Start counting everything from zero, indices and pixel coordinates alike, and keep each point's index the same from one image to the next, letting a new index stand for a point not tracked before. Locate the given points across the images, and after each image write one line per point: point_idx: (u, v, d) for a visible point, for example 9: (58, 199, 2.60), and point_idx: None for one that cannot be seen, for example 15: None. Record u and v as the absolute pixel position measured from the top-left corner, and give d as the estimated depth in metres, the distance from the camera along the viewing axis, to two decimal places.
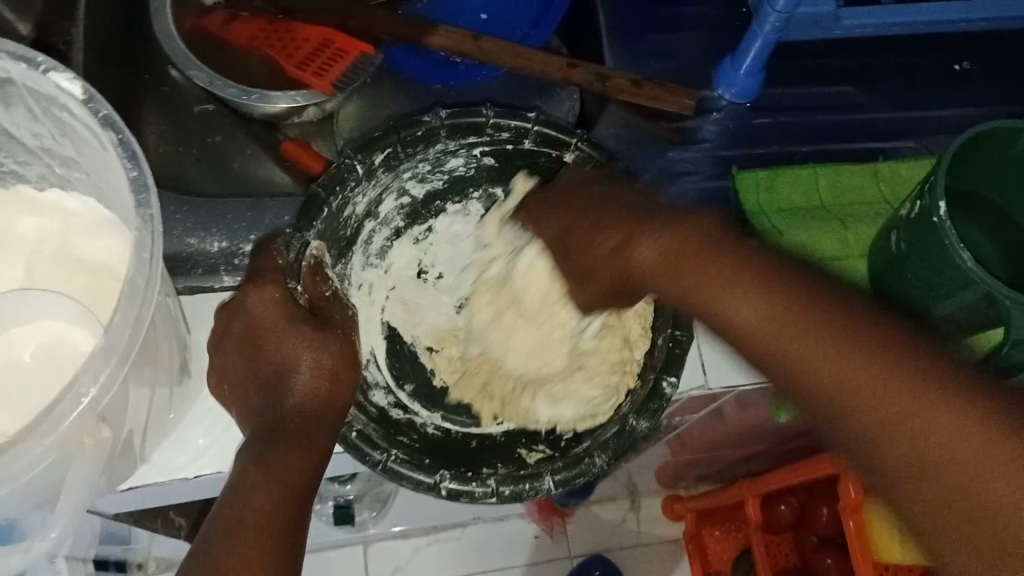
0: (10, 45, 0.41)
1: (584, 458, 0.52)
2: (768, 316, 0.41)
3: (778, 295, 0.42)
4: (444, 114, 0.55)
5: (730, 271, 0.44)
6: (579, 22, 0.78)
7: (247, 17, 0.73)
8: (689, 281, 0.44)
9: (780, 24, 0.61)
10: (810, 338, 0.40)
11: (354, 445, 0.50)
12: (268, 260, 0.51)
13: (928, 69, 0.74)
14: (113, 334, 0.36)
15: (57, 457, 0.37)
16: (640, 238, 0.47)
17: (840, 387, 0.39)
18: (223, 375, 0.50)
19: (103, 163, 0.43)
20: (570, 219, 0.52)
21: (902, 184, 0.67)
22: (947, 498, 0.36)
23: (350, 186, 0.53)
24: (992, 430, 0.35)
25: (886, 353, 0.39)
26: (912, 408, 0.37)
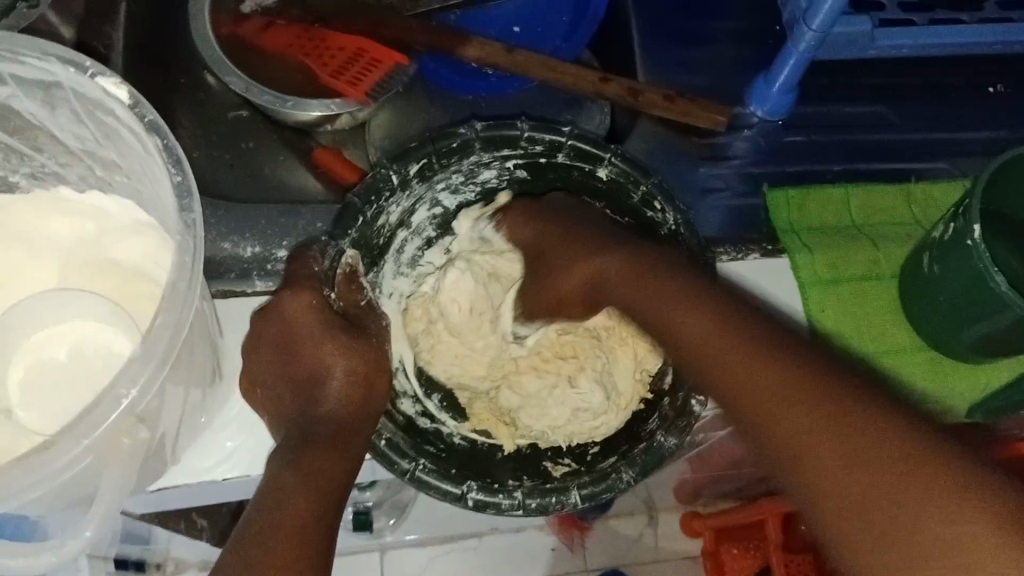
0: (59, 49, 0.42)
1: (611, 473, 0.52)
2: (719, 343, 0.48)
3: (723, 316, 0.49)
4: (479, 127, 0.55)
5: (687, 293, 0.51)
6: (610, 35, 0.78)
7: (282, 23, 0.74)
8: (636, 293, 0.53)
9: (814, 43, 0.61)
10: (741, 356, 0.47)
11: (382, 452, 0.50)
12: (304, 266, 0.53)
13: (960, 90, 0.74)
14: (152, 338, 0.37)
15: (94, 458, 0.38)
16: (595, 264, 0.56)
17: (762, 393, 0.45)
18: (254, 378, 0.52)
19: (146, 167, 0.44)
20: (540, 244, 0.59)
21: (935, 205, 0.67)
22: (842, 489, 0.41)
23: (385, 197, 0.54)
24: (856, 432, 0.42)
25: (799, 371, 0.45)
26: (813, 418, 0.43)
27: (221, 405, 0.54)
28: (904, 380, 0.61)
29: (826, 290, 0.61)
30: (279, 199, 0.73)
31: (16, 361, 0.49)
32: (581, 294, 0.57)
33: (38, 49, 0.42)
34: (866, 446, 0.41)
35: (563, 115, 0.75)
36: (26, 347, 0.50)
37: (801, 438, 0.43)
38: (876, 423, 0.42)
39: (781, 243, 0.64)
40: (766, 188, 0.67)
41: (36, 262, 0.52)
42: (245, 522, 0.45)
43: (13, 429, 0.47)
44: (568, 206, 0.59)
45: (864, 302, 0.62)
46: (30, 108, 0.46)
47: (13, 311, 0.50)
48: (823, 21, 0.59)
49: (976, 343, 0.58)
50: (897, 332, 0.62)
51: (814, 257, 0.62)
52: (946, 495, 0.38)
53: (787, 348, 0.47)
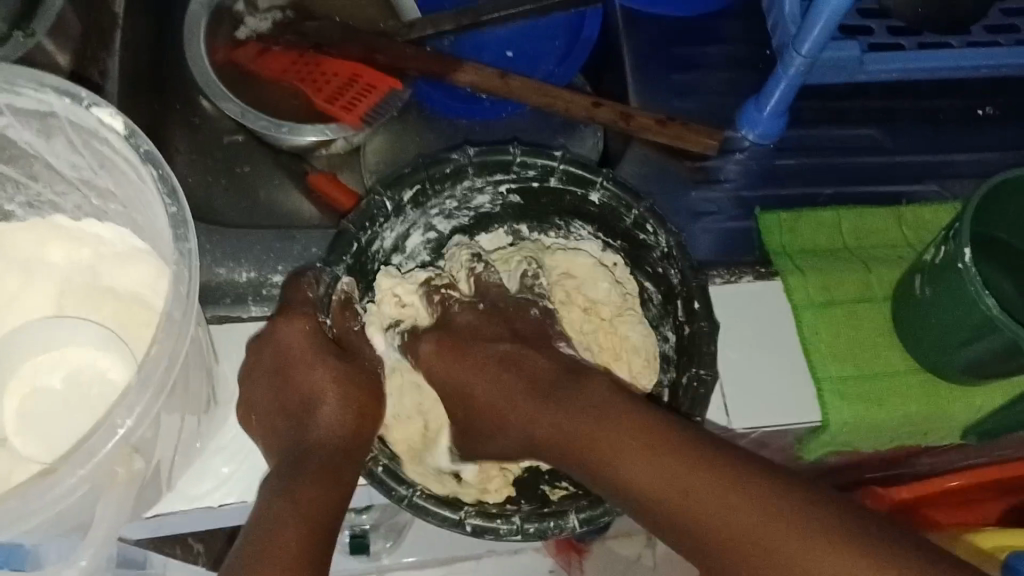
0: (55, 80, 0.43)
1: (608, 497, 0.51)
2: (663, 479, 0.46)
3: (652, 423, 0.48)
4: (473, 152, 0.56)
5: (613, 406, 0.50)
6: (603, 60, 0.79)
7: (278, 50, 0.75)
8: (590, 452, 0.49)
9: (804, 68, 0.62)
10: (675, 466, 0.46)
11: (380, 479, 0.49)
12: (299, 293, 0.53)
13: (949, 114, 0.75)
14: (149, 367, 0.37)
15: (90, 487, 0.38)
16: (536, 413, 0.52)
17: (694, 511, 0.45)
18: (251, 405, 0.53)
19: (141, 196, 0.44)
20: (468, 364, 0.56)
21: (927, 229, 0.68)
22: None
23: (380, 223, 0.54)
24: (819, 535, 0.42)
25: (722, 466, 0.46)
26: (762, 515, 0.43)
27: (215, 431, 0.54)
28: (899, 402, 0.60)
29: (817, 313, 0.62)
30: (275, 223, 0.73)
31: (11, 389, 0.50)
32: (498, 439, 0.54)
33: (35, 80, 0.43)
34: (801, 532, 0.42)
35: (556, 140, 0.76)
36: (21, 375, 0.50)
37: (736, 526, 0.44)
38: (786, 502, 0.44)
39: (774, 266, 0.64)
40: (758, 211, 0.68)
41: (33, 291, 0.52)
42: (234, 554, 0.45)
43: (8, 459, 0.48)
44: (468, 326, 0.57)
45: (856, 324, 0.62)
46: (26, 138, 0.47)
47: (10, 338, 0.51)
48: (813, 47, 0.59)
49: (967, 366, 0.58)
50: (891, 355, 0.62)
51: (805, 279, 0.63)
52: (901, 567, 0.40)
53: (691, 442, 0.47)
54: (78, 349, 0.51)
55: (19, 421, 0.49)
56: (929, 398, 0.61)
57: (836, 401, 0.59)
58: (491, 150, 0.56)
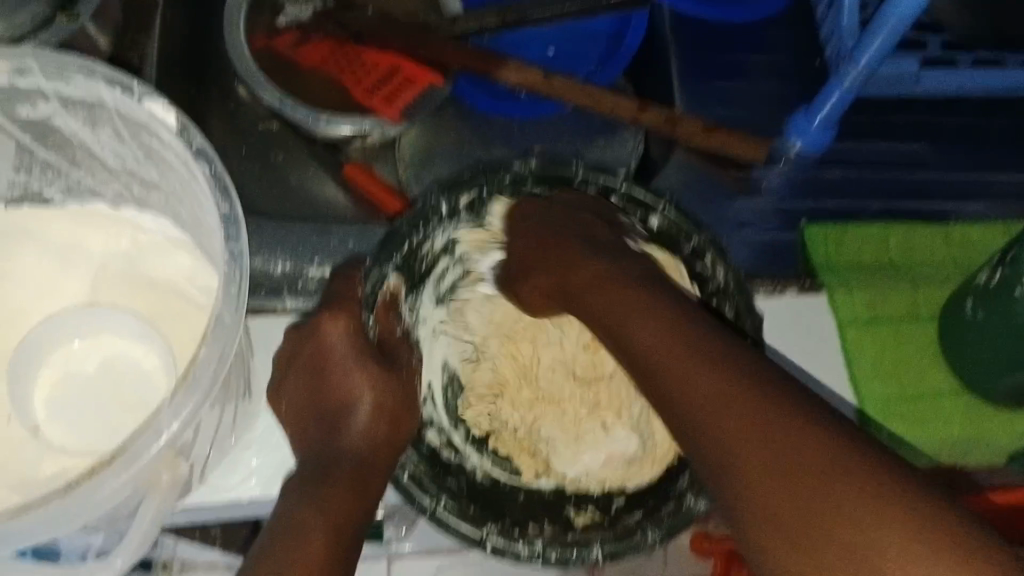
0: (106, 69, 0.43)
1: (636, 531, 0.50)
2: (703, 373, 0.45)
3: (675, 317, 0.49)
4: (534, 164, 0.55)
5: (645, 302, 0.51)
6: (646, 63, 0.77)
7: (316, 39, 0.73)
8: (620, 313, 0.52)
9: (860, 80, 0.60)
10: (705, 368, 0.46)
11: (405, 487, 0.49)
12: (347, 288, 0.53)
13: (999, 132, 0.73)
14: (198, 370, 0.38)
15: (134, 491, 0.38)
16: (603, 281, 0.55)
17: (705, 401, 0.45)
18: (280, 394, 0.53)
19: (188, 187, 0.44)
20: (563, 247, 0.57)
21: (975, 248, 0.66)
22: (773, 493, 0.40)
23: (432, 225, 0.54)
24: (795, 434, 0.40)
25: (753, 384, 0.44)
26: (738, 424, 0.42)
27: (247, 426, 0.53)
28: (939, 424, 0.59)
29: (862, 331, 0.60)
30: (309, 214, 0.72)
31: (45, 377, 0.49)
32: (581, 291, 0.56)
33: (86, 68, 0.43)
34: (796, 444, 0.40)
35: (596, 142, 0.74)
36: (53, 360, 0.49)
37: (754, 428, 0.42)
38: (783, 416, 0.41)
39: (820, 280, 0.62)
40: (803, 223, 0.66)
41: (67, 279, 0.51)
42: (258, 542, 0.45)
43: (38, 449, 0.47)
44: (561, 217, 0.58)
45: (902, 346, 0.61)
46: (72, 125, 0.46)
47: (46, 324, 0.50)
48: (871, 60, 0.58)
49: (1016, 392, 0.56)
50: (935, 378, 0.60)
51: (851, 295, 0.61)
52: (838, 476, 0.38)
53: (725, 346, 0.46)
54: (113, 337, 0.49)
55: (48, 410, 0.48)
56: (971, 424, 0.59)
57: (878, 422, 0.58)
58: (556, 161, 0.56)
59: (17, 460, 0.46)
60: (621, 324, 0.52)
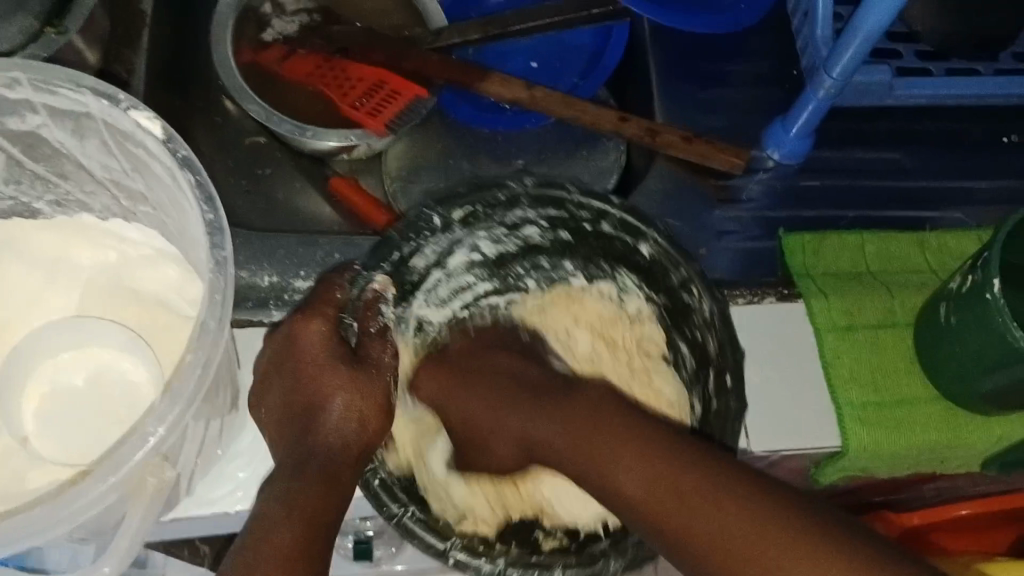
0: (93, 81, 0.44)
1: (599, 559, 0.51)
2: (611, 458, 0.50)
3: (571, 408, 0.54)
4: (529, 184, 0.56)
5: (543, 405, 0.55)
6: (628, 74, 0.78)
7: (303, 52, 0.75)
8: (548, 444, 0.54)
9: (835, 90, 0.62)
10: (615, 447, 0.50)
11: (375, 492, 0.51)
12: (328, 290, 0.53)
13: (974, 140, 0.74)
14: (183, 377, 0.38)
15: (121, 495, 0.39)
16: (541, 430, 0.55)
17: (626, 488, 0.49)
18: (259, 394, 0.53)
19: (174, 198, 0.45)
20: (463, 376, 0.60)
21: (951, 256, 0.67)
22: (720, 548, 0.45)
23: (425, 237, 0.55)
24: (707, 487, 0.46)
25: (657, 450, 0.49)
26: (663, 491, 0.47)
27: (234, 434, 0.54)
28: (919, 430, 0.60)
29: (840, 337, 0.61)
30: (297, 227, 0.73)
31: (32, 390, 0.49)
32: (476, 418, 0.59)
33: (74, 81, 0.44)
34: (714, 492, 0.46)
35: (578, 153, 0.75)
36: (42, 373, 0.50)
37: (676, 491, 0.47)
38: (696, 476, 0.47)
39: (797, 287, 0.64)
40: (782, 231, 0.67)
41: (55, 290, 0.52)
42: (235, 553, 0.45)
43: (27, 459, 0.47)
44: (469, 349, 0.62)
45: (878, 352, 0.62)
46: (60, 138, 0.47)
47: (34, 336, 0.50)
48: (844, 70, 0.59)
49: (990, 396, 0.57)
50: (912, 383, 0.61)
51: (829, 302, 0.62)
52: (753, 512, 0.44)
53: (620, 422, 0.51)
54: (100, 350, 0.50)
55: (37, 422, 0.48)
56: (948, 428, 0.60)
57: (856, 425, 0.59)
58: (552, 183, 0.57)
59: (5, 469, 0.47)
60: (533, 431, 0.55)
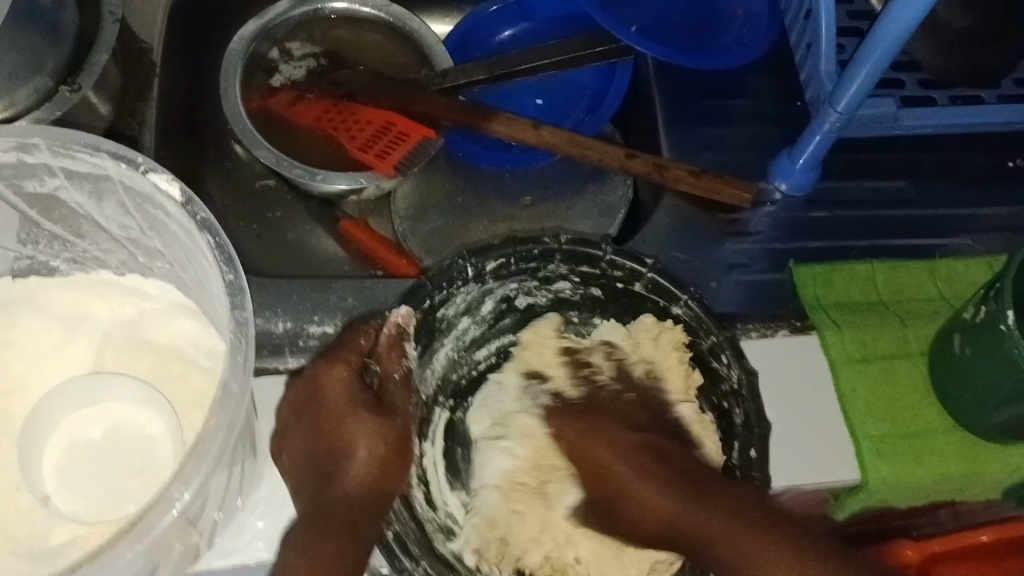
0: (112, 146, 0.45)
1: None
2: (674, 499, 0.53)
3: (658, 464, 0.55)
4: (563, 239, 0.58)
5: (619, 451, 0.56)
6: (633, 111, 0.79)
7: (312, 98, 0.75)
8: (632, 489, 0.54)
9: (841, 124, 0.62)
10: (673, 488, 0.53)
11: (390, 548, 0.51)
12: (355, 336, 0.54)
13: (980, 166, 0.74)
14: (207, 440, 0.39)
15: (148, 558, 0.39)
16: (686, 523, 0.51)
17: (698, 533, 0.51)
18: (284, 444, 0.53)
19: (192, 259, 0.46)
20: (599, 438, 0.56)
21: (961, 284, 0.67)
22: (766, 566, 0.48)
23: (456, 285, 0.57)
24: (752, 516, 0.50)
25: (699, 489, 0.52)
26: (748, 529, 0.49)
27: (253, 484, 0.54)
28: (938, 461, 0.60)
29: (854, 369, 0.61)
30: (309, 270, 0.74)
31: (51, 446, 0.49)
32: (597, 469, 0.56)
33: (92, 146, 0.45)
34: (750, 524, 0.49)
35: (586, 189, 0.76)
36: (60, 428, 0.50)
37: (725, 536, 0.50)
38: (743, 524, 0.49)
39: (811, 319, 0.64)
40: (792, 264, 0.67)
41: (72, 344, 0.52)
42: None
43: (48, 518, 0.47)
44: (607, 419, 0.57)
45: (893, 382, 0.62)
46: (77, 199, 0.48)
47: (52, 394, 0.50)
48: (849, 103, 0.60)
49: (1007, 426, 0.57)
50: (929, 414, 0.61)
51: (842, 334, 0.62)
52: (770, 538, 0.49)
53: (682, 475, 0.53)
54: (117, 404, 0.50)
55: (57, 480, 0.48)
56: (966, 459, 0.60)
57: (874, 457, 0.59)
58: (583, 241, 0.58)
59: (27, 531, 0.47)
60: (620, 493, 0.55)
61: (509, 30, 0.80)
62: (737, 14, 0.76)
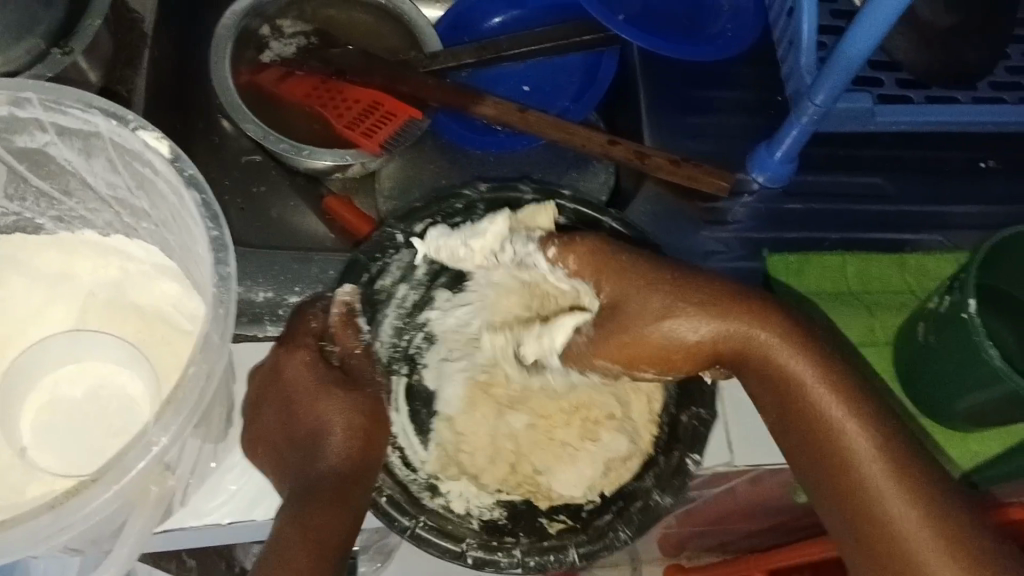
0: (103, 102, 0.46)
1: (607, 532, 0.54)
2: (762, 332, 0.51)
3: (744, 306, 0.52)
4: (483, 190, 0.58)
5: (693, 287, 0.52)
6: (617, 99, 0.80)
7: (301, 74, 0.76)
8: (711, 318, 0.51)
9: (817, 117, 0.64)
10: (782, 337, 0.52)
11: (384, 510, 0.53)
12: (305, 323, 0.55)
13: (954, 165, 0.76)
14: (185, 388, 0.40)
15: (123, 501, 0.41)
16: (778, 353, 0.51)
17: (783, 370, 0.51)
18: (260, 436, 0.54)
19: (177, 218, 0.47)
20: (642, 275, 0.53)
21: (929, 278, 0.69)
22: (830, 431, 0.50)
23: (390, 254, 0.57)
24: (851, 390, 0.51)
25: (812, 352, 0.52)
26: (842, 397, 0.50)
27: (229, 447, 0.55)
28: None
29: None
30: (291, 245, 0.75)
31: (30, 402, 0.50)
32: (642, 300, 0.52)
33: (83, 102, 0.46)
34: (854, 396, 0.51)
35: (569, 175, 0.77)
36: (40, 385, 0.50)
37: (796, 374, 0.51)
38: (857, 397, 0.51)
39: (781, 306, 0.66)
40: (767, 253, 0.69)
41: (55, 303, 0.53)
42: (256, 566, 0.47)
43: (26, 469, 0.48)
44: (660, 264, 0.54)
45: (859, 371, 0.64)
46: (65, 155, 0.49)
47: (32, 352, 0.51)
48: (826, 97, 0.61)
49: (967, 415, 0.59)
50: (892, 402, 0.63)
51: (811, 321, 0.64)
52: (864, 412, 0.50)
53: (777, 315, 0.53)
54: (98, 363, 0.51)
55: (35, 435, 0.49)
56: (926, 447, 0.62)
57: None
58: (502, 186, 0.59)
59: (5, 480, 0.48)
60: (676, 316, 0.51)
61: (498, 17, 0.81)
62: (722, 8, 0.78)
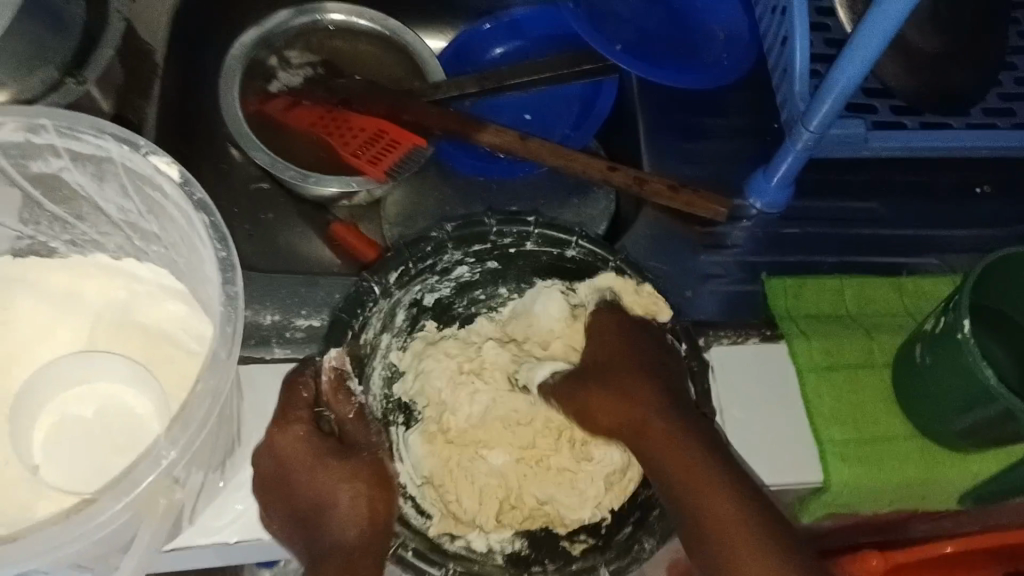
0: (116, 128, 0.47)
1: (634, 545, 0.55)
2: (660, 437, 0.55)
3: (666, 404, 0.57)
4: (449, 228, 0.58)
5: (631, 370, 0.58)
6: (617, 127, 0.82)
7: (306, 104, 0.78)
8: (625, 409, 0.57)
9: (812, 142, 0.65)
10: (681, 440, 0.55)
11: (410, 563, 0.52)
12: (294, 394, 0.55)
13: (949, 190, 0.78)
14: (194, 405, 0.41)
15: (132, 514, 0.42)
16: (677, 457, 0.54)
17: (680, 471, 0.54)
18: (268, 504, 0.54)
19: (186, 241, 0.49)
20: (618, 337, 0.59)
21: (925, 300, 0.70)
22: (710, 535, 0.52)
23: (369, 307, 0.56)
24: (721, 501, 0.52)
25: (710, 460, 0.54)
26: (730, 503, 0.52)
27: (236, 467, 0.56)
28: (899, 467, 0.62)
29: (819, 378, 0.64)
30: (298, 270, 0.76)
31: (42, 421, 0.51)
32: (601, 374, 0.59)
33: (97, 129, 0.47)
34: (739, 507, 0.52)
35: (570, 201, 0.79)
36: (51, 405, 0.51)
37: (681, 474, 0.54)
38: (731, 505, 0.52)
39: (779, 328, 0.66)
40: (765, 276, 0.70)
41: (69, 323, 0.54)
42: None
43: (35, 486, 0.49)
44: (634, 337, 0.58)
45: (858, 392, 0.64)
46: (79, 181, 0.51)
47: (45, 371, 0.52)
48: (820, 124, 0.62)
49: (964, 434, 0.60)
50: (891, 422, 0.64)
51: (809, 343, 0.65)
52: (747, 523, 0.52)
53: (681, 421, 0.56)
54: (107, 383, 0.52)
55: (46, 454, 0.50)
56: (925, 466, 0.62)
57: (837, 462, 0.61)
58: (467, 221, 0.59)
59: (16, 498, 0.49)
60: (602, 399, 0.58)
61: (500, 48, 0.83)
62: (718, 37, 0.79)
